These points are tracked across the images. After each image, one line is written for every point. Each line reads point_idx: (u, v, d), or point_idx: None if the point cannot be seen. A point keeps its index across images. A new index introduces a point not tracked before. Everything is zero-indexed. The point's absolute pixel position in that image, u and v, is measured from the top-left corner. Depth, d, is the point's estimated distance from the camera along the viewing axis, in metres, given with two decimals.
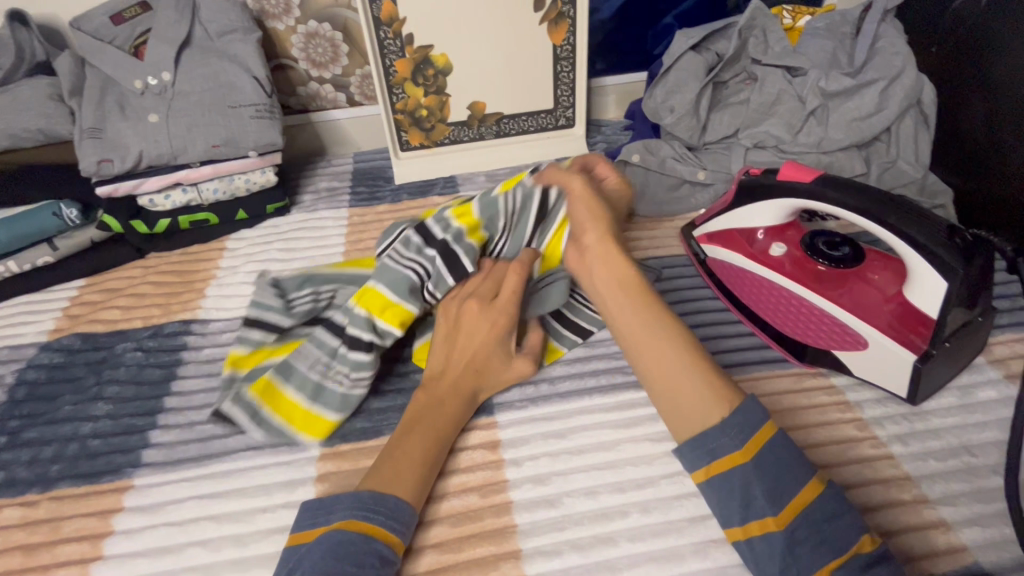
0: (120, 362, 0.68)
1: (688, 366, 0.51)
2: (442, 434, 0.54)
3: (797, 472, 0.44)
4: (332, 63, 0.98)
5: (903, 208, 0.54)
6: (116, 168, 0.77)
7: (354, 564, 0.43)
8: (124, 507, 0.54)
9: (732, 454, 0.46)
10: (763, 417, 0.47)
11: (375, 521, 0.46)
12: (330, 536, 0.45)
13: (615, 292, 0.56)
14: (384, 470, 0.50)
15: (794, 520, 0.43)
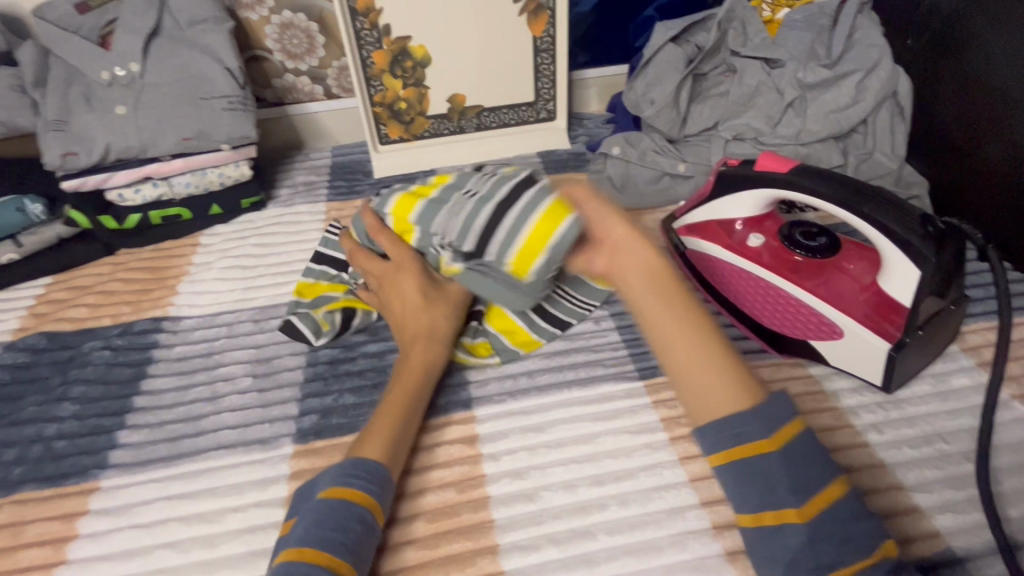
0: (88, 362, 0.66)
1: (721, 354, 0.45)
2: (409, 381, 0.55)
3: (821, 466, 0.42)
4: (308, 55, 0.96)
5: (876, 198, 0.54)
6: (82, 161, 0.75)
7: (335, 527, 0.43)
8: (90, 510, 0.52)
9: (758, 442, 0.42)
10: (796, 410, 0.43)
11: (357, 486, 0.46)
12: (316, 506, 0.44)
13: (646, 279, 0.48)
14: (365, 440, 0.50)
15: (815, 512, 0.40)
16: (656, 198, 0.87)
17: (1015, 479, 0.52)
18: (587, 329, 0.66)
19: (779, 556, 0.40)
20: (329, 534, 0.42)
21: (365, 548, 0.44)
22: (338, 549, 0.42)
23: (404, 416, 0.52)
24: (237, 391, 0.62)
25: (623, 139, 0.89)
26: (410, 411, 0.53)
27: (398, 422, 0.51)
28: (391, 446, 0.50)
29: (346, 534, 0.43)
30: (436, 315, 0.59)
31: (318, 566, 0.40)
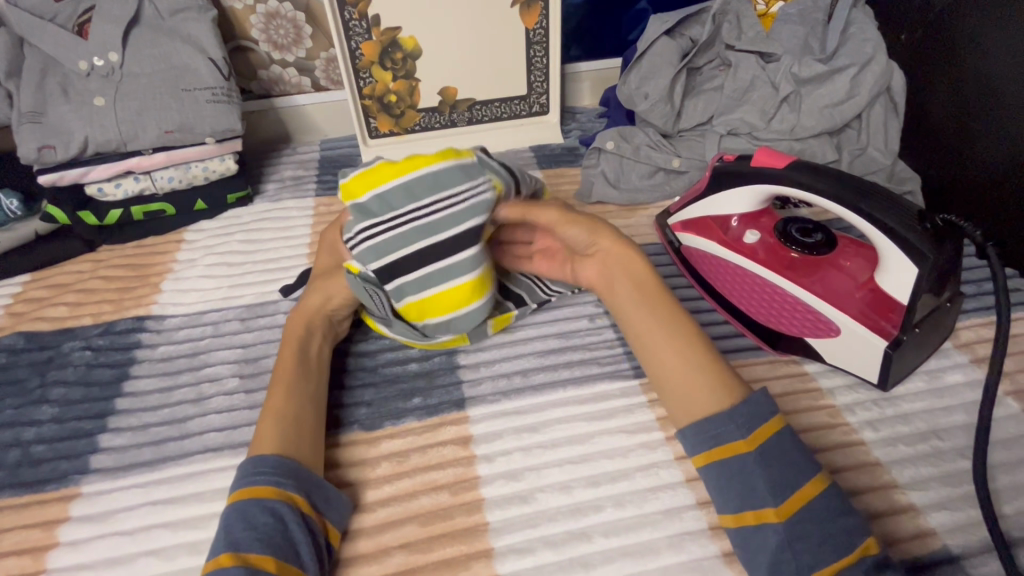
0: (68, 363, 0.64)
1: (706, 365, 0.51)
2: (291, 352, 0.55)
3: (798, 466, 0.45)
4: (295, 46, 0.93)
5: (874, 194, 0.53)
6: (60, 155, 0.72)
7: (246, 526, 0.43)
8: (70, 517, 0.51)
9: (735, 442, 0.46)
10: (772, 411, 0.48)
11: (257, 481, 0.45)
12: (225, 514, 0.44)
13: (633, 295, 0.57)
14: (261, 435, 0.49)
15: (792, 511, 0.43)
16: (650, 193, 0.86)
17: (1010, 476, 0.52)
18: (582, 327, 0.65)
19: (761, 555, 0.43)
20: (240, 535, 0.42)
21: (289, 532, 0.43)
22: (255, 545, 0.42)
23: (291, 395, 0.52)
24: (223, 392, 0.60)
25: (617, 133, 0.89)
26: (298, 390, 0.52)
27: (290, 408, 0.51)
28: (284, 432, 0.49)
29: (257, 530, 0.43)
30: (318, 287, 0.60)
31: (234, 566, 0.40)
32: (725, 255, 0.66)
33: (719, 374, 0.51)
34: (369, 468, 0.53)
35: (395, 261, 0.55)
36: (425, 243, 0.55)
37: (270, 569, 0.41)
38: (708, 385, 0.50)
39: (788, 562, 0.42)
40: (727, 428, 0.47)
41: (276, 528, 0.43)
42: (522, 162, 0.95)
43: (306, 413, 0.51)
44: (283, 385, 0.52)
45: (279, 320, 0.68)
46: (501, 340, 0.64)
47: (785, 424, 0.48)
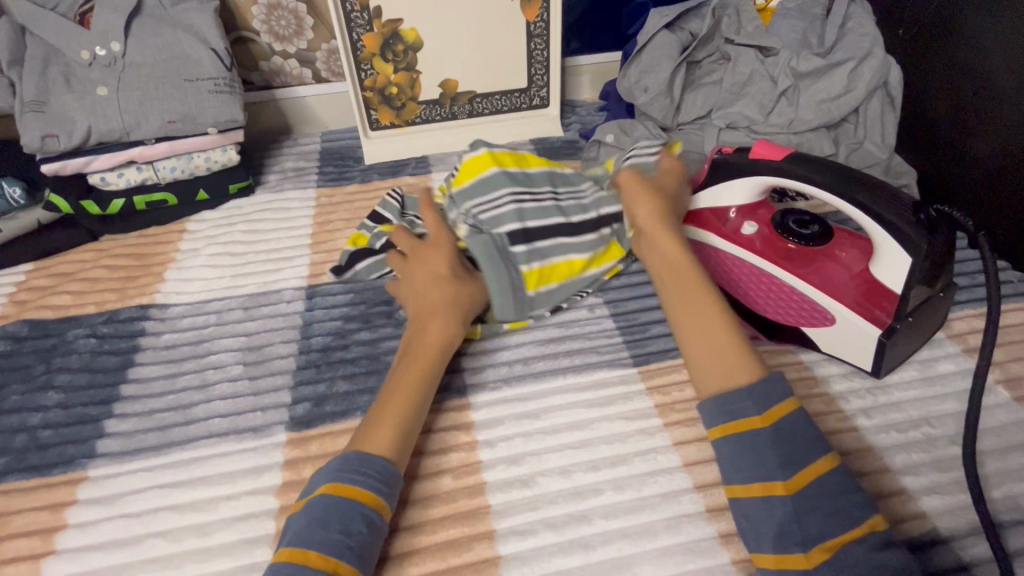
0: (72, 350, 0.64)
1: (740, 345, 0.52)
2: (423, 349, 0.55)
3: (811, 443, 0.46)
4: (297, 37, 0.94)
5: (871, 186, 0.54)
6: (62, 144, 0.73)
7: (339, 529, 0.43)
8: (78, 500, 0.51)
9: (754, 416, 0.47)
10: (788, 390, 0.49)
11: (363, 485, 0.45)
12: (315, 505, 0.44)
13: (665, 270, 0.60)
14: (370, 430, 0.49)
15: (802, 485, 0.44)
16: None
17: (1000, 462, 0.53)
18: (582, 316, 0.66)
19: (765, 528, 0.44)
20: (332, 537, 0.42)
21: (377, 544, 0.44)
22: (344, 552, 0.42)
23: (410, 396, 0.51)
24: (228, 379, 0.61)
25: (617, 127, 0.90)
26: (421, 384, 0.52)
27: (404, 410, 0.50)
28: (394, 437, 0.49)
29: (351, 536, 0.43)
30: (424, 265, 0.61)
31: (321, 572, 0.40)
32: (723, 245, 0.67)
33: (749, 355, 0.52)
34: None
35: (526, 224, 0.65)
36: (545, 221, 0.66)
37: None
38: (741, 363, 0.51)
39: (794, 534, 0.42)
40: (723, 414, 0.48)
41: (367, 540, 0.43)
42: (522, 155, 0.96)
43: (421, 410, 0.52)
44: (402, 381, 0.52)
45: (283, 309, 0.68)
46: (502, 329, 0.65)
47: (799, 405, 0.49)
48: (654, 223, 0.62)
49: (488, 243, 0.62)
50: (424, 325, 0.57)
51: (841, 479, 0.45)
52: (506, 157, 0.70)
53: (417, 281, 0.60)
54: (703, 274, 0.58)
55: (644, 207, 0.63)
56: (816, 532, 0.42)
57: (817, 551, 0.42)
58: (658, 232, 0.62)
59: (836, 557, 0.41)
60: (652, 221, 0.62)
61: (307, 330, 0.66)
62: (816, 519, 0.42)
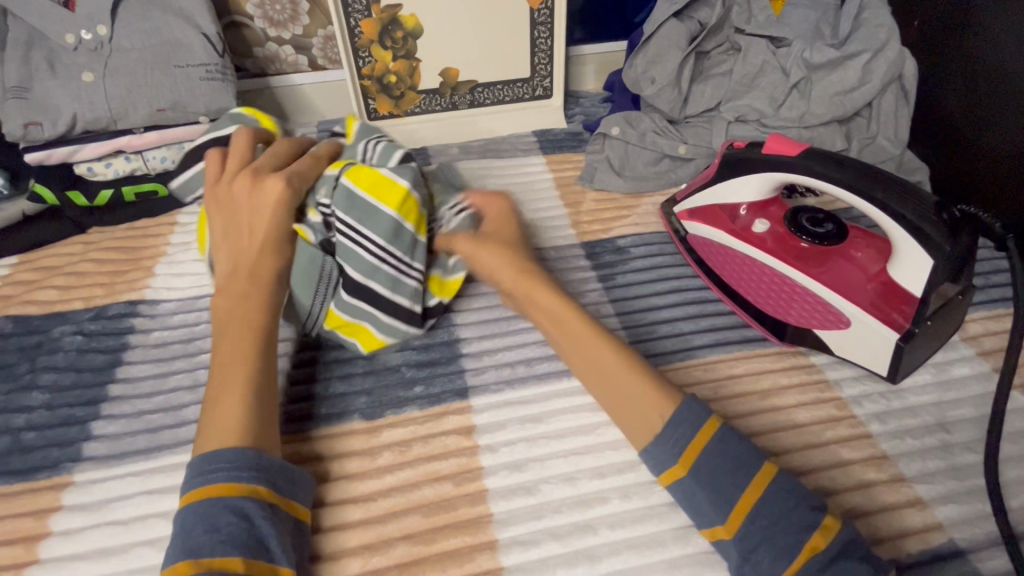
0: (58, 348, 0.62)
1: (634, 370, 0.49)
2: (240, 327, 0.50)
3: (733, 468, 0.44)
4: (292, 22, 0.90)
5: (891, 183, 0.52)
6: (46, 132, 0.70)
7: (204, 529, 0.40)
8: (62, 506, 0.49)
9: (670, 468, 0.46)
10: (702, 417, 0.46)
11: (218, 478, 0.42)
12: (180, 518, 0.41)
13: (551, 326, 0.54)
14: (206, 431, 0.45)
15: (739, 525, 0.43)
16: (656, 179, 0.84)
17: (1018, 470, 0.51)
18: None
19: (733, 569, 0.44)
20: (198, 540, 0.40)
21: (257, 527, 0.41)
22: (217, 548, 0.39)
23: (248, 374, 0.48)
24: None
25: (623, 118, 0.87)
26: (251, 359, 0.49)
27: (246, 386, 0.47)
28: (236, 425, 0.45)
29: (220, 531, 0.40)
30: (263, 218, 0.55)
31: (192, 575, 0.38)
32: (732, 243, 0.65)
33: (657, 388, 0.48)
34: (369, 457, 0.52)
35: (349, 263, 0.56)
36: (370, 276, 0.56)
37: (241, 569, 0.39)
38: (650, 404, 0.48)
39: (750, 574, 0.42)
40: (664, 453, 0.46)
41: (239, 528, 0.40)
42: (525, 147, 0.93)
43: (263, 387, 0.48)
44: (228, 366, 0.48)
45: None
46: (504, 328, 0.63)
47: (718, 421, 0.46)
48: (520, 281, 0.56)
49: (320, 256, 0.57)
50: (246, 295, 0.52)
51: (778, 505, 0.42)
52: (408, 173, 0.63)
53: (244, 229, 0.56)
54: (579, 310, 0.54)
55: (496, 258, 0.57)
56: (774, 571, 0.41)
57: None
58: (529, 288, 0.55)
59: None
60: (517, 277, 0.56)
61: None
62: (766, 559, 0.41)
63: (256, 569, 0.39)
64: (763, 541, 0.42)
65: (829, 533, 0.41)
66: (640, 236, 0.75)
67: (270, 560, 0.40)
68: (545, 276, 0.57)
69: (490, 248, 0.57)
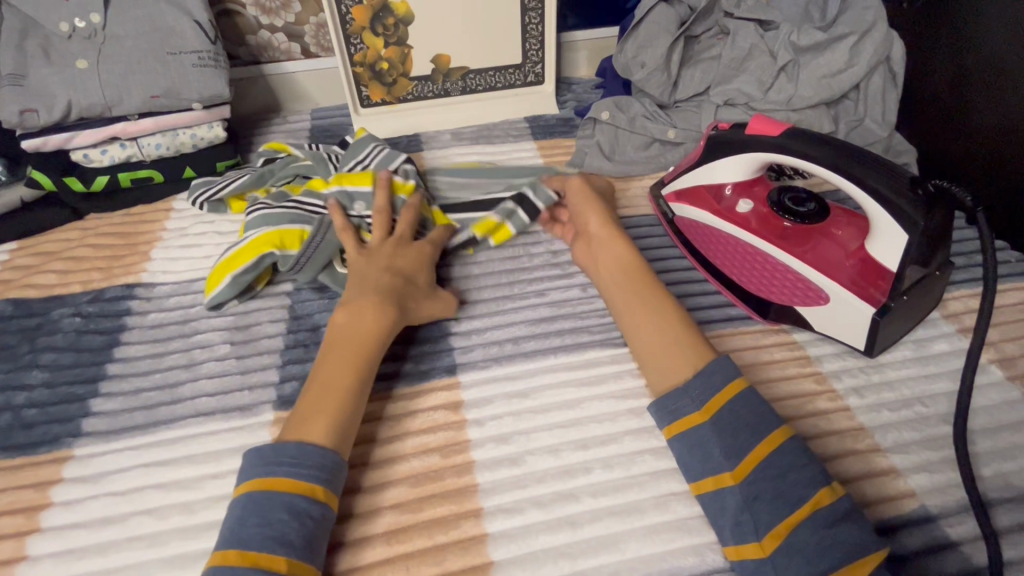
0: (57, 329, 0.63)
1: (682, 319, 0.55)
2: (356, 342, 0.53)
3: (754, 426, 0.47)
4: (284, 10, 0.91)
5: (868, 161, 0.53)
6: (42, 119, 0.71)
7: (258, 521, 0.43)
8: (63, 478, 0.51)
9: (692, 414, 0.49)
10: (731, 375, 0.50)
11: (287, 473, 0.45)
12: (242, 502, 0.44)
13: (619, 274, 0.60)
14: (317, 420, 0.48)
15: (747, 472, 0.45)
16: (646, 164, 0.85)
17: (990, 441, 0.53)
18: (574, 296, 0.66)
19: (723, 519, 0.45)
20: (250, 533, 0.42)
21: (305, 527, 0.43)
22: (265, 543, 0.41)
23: (355, 385, 0.51)
24: (215, 358, 0.60)
25: (613, 103, 0.88)
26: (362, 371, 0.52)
27: (353, 402, 0.50)
28: (333, 425, 0.48)
29: (270, 526, 0.42)
30: (408, 262, 0.61)
31: (239, 566, 0.40)
32: (717, 224, 0.66)
33: (693, 335, 0.54)
34: (359, 431, 0.54)
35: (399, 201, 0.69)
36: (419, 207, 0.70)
37: (283, 569, 0.41)
38: (686, 346, 0.53)
39: (747, 523, 0.44)
40: (682, 402, 0.49)
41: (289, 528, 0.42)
42: (517, 133, 0.94)
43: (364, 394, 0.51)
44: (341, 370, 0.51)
45: (273, 288, 0.67)
46: (493, 308, 0.64)
47: (747, 384, 0.50)
48: (609, 229, 0.64)
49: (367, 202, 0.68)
50: (364, 311, 0.54)
51: (790, 459, 0.45)
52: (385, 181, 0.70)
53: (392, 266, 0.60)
54: (649, 270, 0.60)
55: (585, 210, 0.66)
56: (769, 518, 0.43)
57: (768, 538, 0.43)
58: (613, 241, 0.63)
59: (786, 543, 0.42)
60: (603, 228, 0.64)
61: (294, 310, 0.65)
62: (765, 505, 0.44)
63: (296, 569, 0.41)
64: (767, 489, 0.44)
65: (835, 495, 0.44)
66: (629, 219, 0.76)
67: (312, 561, 0.42)
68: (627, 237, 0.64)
69: (581, 205, 0.67)
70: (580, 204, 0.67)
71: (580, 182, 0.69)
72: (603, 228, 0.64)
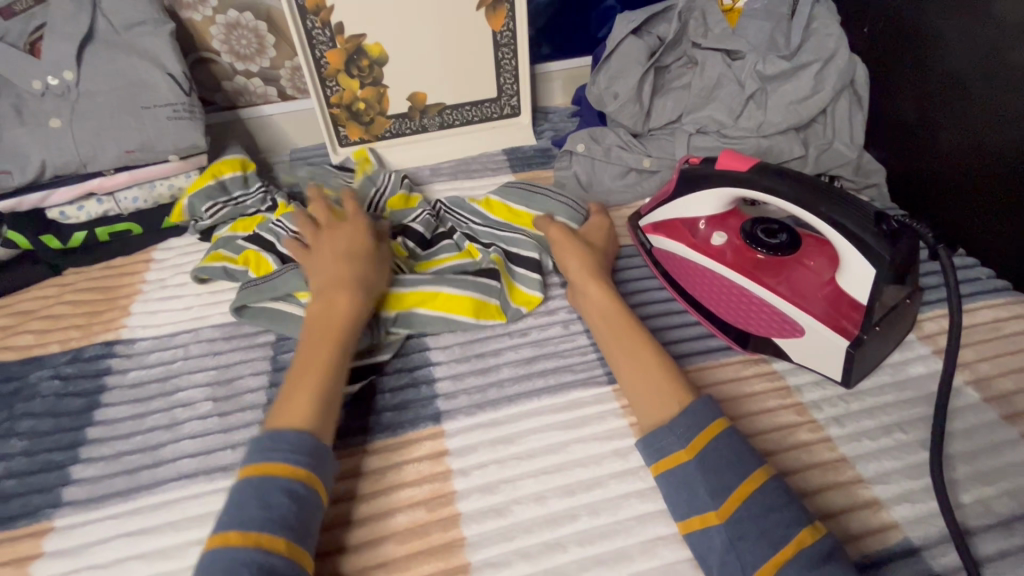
0: (36, 394, 0.63)
1: (662, 360, 0.55)
2: (333, 316, 0.57)
3: (738, 462, 0.47)
4: (259, 55, 0.92)
5: (833, 197, 0.54)
6: (16, 180, 0.71)
7: (259, 505, 0.44)
8: (43, 553, 0.50)
9: (677, 453, 0.49)
10: (714, 414, 0.50)
11: (280, 459, 0.46)
12: (240, 490, 0.45)
13: (595, 315, 0.61)
14: (287, 409, 0.50)
15: (731, 511, 0.45)
16: (623, 193, 0.87)
17: (969, 466, 0.53)
18: (556, 334, 0.66)
19: (710, 557, 0.45)
20: (251, 514, 0.43)
21: (306, 513, 0.45)
22: (267, 527, 0.43)
23: (328, 369, 0.53)
24: (197, 417, 0.60)
25: (588, 135, 0.89)
26: (337, 346, 0.55)
27: (320, 386, 0.52)
28: (312, 410, 0.50)
29: (272, 509, 0.44)
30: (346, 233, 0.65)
31: (243, 547, 0.42)
32: (692, 256, 0.67)
33: (675, 375, 0.54)
34: (344, 487, 0.53)
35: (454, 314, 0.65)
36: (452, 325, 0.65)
37: (283, 551, 0.42)
38: (670, 386, 0.53)
39: (734, 562, 0.44)
40: (669, 441, 0.49)
41: (290, 511, 0.44)
42: (495, 166, 0.95)
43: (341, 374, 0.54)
44: (317, 349, 0.54)
45: (256, 340, 0.67)
46: (474, 351, 0.65)
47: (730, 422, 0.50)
48: (584, 270, 0.64)
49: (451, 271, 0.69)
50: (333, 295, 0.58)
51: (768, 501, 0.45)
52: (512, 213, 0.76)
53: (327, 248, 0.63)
54: (632, 314, 0.60)
55: (572, 259, 0.66)
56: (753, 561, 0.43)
57: None
58: (589, 284, 0.63)
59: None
60: (581, 272, 0.64)
61: (277, 360, 0.65)
62: (750, 547, 0.43)
63: (297, 553, 0.43)
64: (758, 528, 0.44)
65: (817, 532, 0.44)
66: None
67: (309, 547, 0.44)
68: (608, 283, 0.64)
69: (563, 251, 0.67)
70: (564, 250, 0.67)
71: (558, 230, 0.69)
72: (584, 266, 0.65)
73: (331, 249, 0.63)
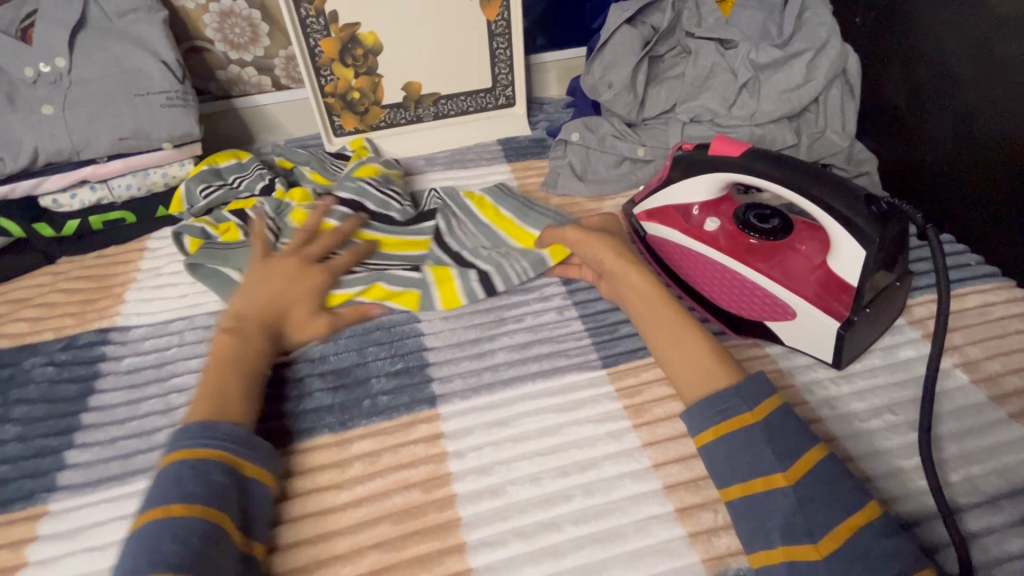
0: (29, 380, 0.62)
1: (709, 341, 0.55)
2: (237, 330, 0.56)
3: (801, 432, 0.48)
4: (252, 45, 0.91)
5: (826, 180, 0.54)
6: (8, 167, 0.71)
7: (196, 482, 0.44)
8: (38, 536, 0.50)
9: (744, 415, 0.48)
10: (713, 392, 0.50)
11: (217, 445, 0.46)
12: (174, 469, 0.45)
13: (636, 303, 0.60)
14: (204, 395, 0.50)
15: (799, 475, 0.45)
16: (618, 181, 0.87)
17: (957, 445, 0.54)
18: (551, 320, 0.67)
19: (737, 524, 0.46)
20: (190, 490, 0.43)
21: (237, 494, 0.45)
22: (202, 501, 0.43)
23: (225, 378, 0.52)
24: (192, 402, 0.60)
25: (582, 124, 0.90)
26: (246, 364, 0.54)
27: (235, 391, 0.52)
28: (220, 407, 0.50)
29: (205, 486, 0.44)
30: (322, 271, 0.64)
31: (188, 521, 0.42)
32: (685, 242, 0.67)
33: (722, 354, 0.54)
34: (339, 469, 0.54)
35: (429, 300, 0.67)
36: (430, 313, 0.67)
37: (225, 527, 0.43)
38: (719, 363, 0.53)
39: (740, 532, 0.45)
40: None
41: (224, 489, 0.45)
42: (490, 156, 0.95)
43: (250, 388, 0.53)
44: (233, 351, 0.54)
45: None
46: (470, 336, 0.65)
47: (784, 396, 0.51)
48: (619, 258, 0.62)
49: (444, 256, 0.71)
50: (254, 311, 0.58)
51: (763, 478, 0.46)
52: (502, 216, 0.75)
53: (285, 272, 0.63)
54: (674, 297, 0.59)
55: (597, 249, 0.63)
56: None
57: (824, 541, 0.42)
58: (629, 270, 0.61)
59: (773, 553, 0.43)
60: (616, 259, 0.62)
61: None
62: None
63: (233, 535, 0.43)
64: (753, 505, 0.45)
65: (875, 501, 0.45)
66: None
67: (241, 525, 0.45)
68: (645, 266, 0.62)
69: (582, 243, 0.65)
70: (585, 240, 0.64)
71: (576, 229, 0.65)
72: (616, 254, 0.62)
73: (275, 268, 0.63)
